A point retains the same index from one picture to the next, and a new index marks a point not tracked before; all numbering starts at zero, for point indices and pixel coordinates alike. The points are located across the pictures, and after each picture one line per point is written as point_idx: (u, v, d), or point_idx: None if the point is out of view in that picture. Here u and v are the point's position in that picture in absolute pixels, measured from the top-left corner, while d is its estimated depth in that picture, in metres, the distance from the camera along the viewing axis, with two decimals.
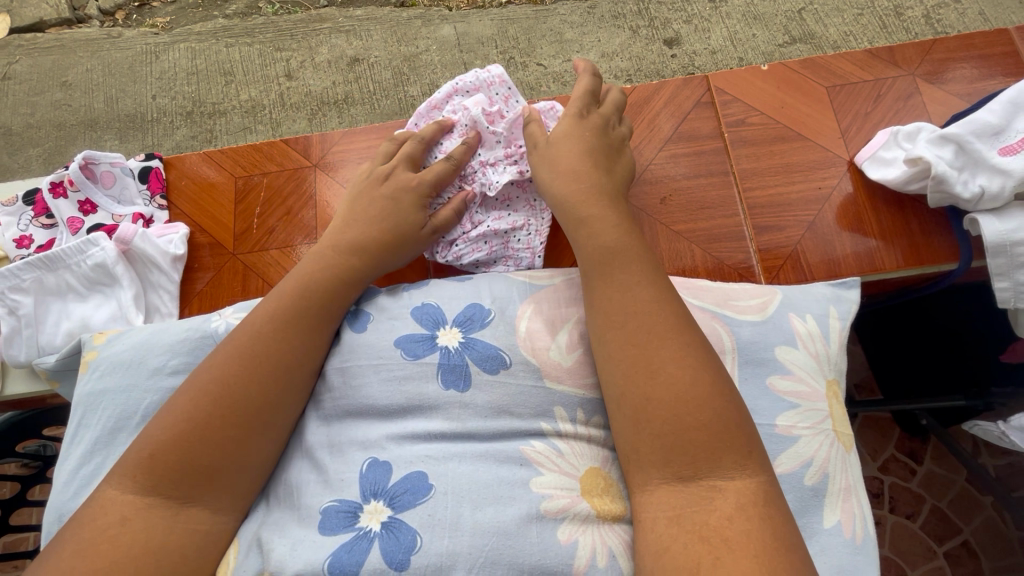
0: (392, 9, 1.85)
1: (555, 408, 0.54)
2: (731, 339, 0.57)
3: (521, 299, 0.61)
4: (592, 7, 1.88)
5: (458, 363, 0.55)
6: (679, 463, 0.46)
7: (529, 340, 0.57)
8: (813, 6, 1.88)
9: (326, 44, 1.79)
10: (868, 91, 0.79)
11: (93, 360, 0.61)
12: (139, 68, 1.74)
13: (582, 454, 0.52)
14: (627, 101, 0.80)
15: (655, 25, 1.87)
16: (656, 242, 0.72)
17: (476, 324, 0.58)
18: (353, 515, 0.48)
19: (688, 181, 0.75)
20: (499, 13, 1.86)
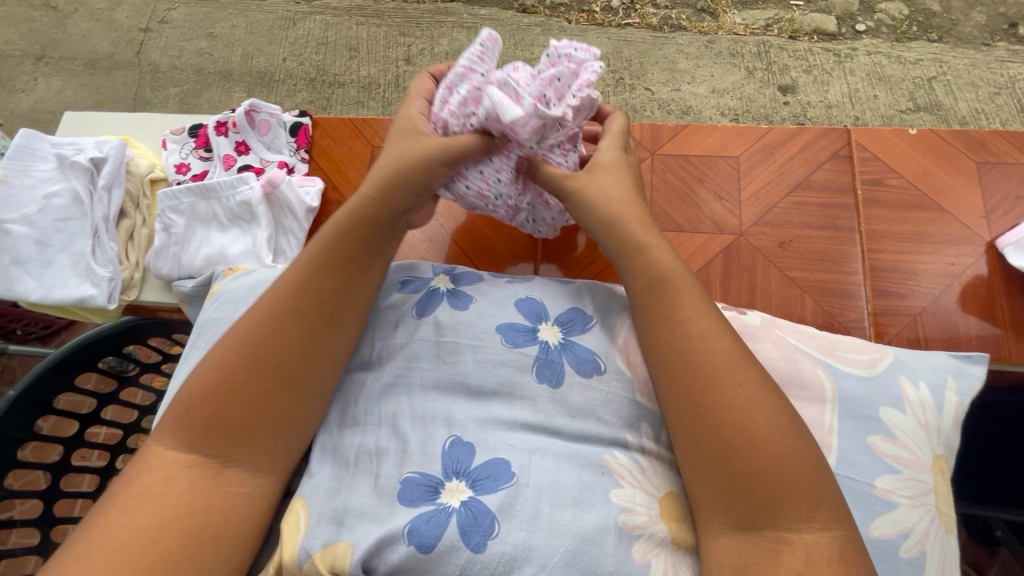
0: (515, 14, 1.92)
1: (640, 423, 0.55)
2: (834, 390, 0.56)
3: (622, 312, 0.62)
4: (710, 42, 1.88)
5: (555, 360, 0.57)
6: (737, 509, 0.46)
7: (626, 352, 0.58)
8: (945, 77, 1.81)
9: (447, 37, 1.88)
10: (1021, 175, 0.75)
11: (218, 292, 0.67)
12: (277, 32, 1.88)
13: (659, 474, 0.53)
14: (761, 140, 0.80)
15: (773, 69, 1.84)
16: (767, 285, 0.71)
17: (577, 326, 0.60)
18: (433, 490, 0.51)
19: (811, 231, 0.74)
20: (617, 33, 1.89)
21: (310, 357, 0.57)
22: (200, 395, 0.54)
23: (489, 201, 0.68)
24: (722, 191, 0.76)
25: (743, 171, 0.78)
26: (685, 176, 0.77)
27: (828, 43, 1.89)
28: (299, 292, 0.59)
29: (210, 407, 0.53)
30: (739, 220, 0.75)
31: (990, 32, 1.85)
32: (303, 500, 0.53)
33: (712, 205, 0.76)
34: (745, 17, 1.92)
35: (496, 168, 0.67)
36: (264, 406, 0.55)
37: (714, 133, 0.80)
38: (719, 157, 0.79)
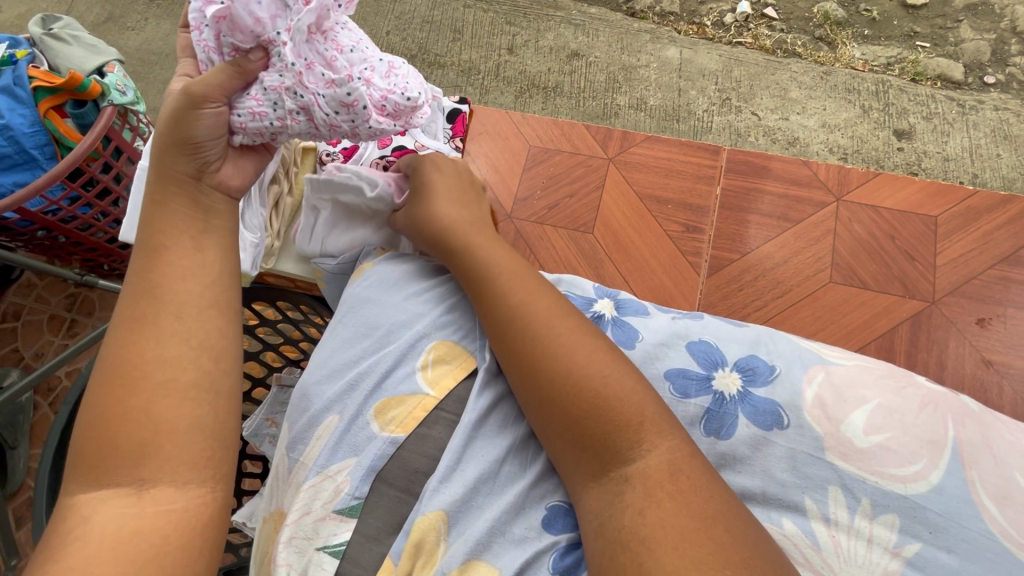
0: (623, 17, 1.87)
1: (832, 486, 0.55)
2: None
3: (813, 365, 0.61)
4: (826, 73, 1.79)
5: (729, 413, 0.59)
6: (591, 457, 0.52)
7: (815, 409, 0.58)
8: None
9: (553, 31, 1.83)
10: None
11: (369, 269, 0.73)
12: (384, 4, 1.87)
13: (843, 553, 0.53)
14: (963, 205, 0.90)
15: (890, 111, 1.74)
16: (960, 360, 0.81)
17: (759, 378, 0.60)
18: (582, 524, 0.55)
19: (1007, 308, 0.83)
20: (728, 51, 1.82)
21: (163, 365, 0.50)
22: (86, 434, 0.49)
23: (266, 118, 0.61)
24: (916, 253, 0.87)
25: (940, 234, 0.88)
26: (880, 233, 0.88)
27: (952, 92, 1.78)
28: (135, 297, 0.53)
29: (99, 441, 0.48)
30: (934, 288, 0.85)
31: None
32: (442, 514, 0.54)
33: (905, 266, 0.87)
34: (864, 52, 1.83)
35: (273, 89, 0.61)
36: (108, 422, 0.49)
37: (914, 190, 0.91)
38: (919, 216, 0.89)
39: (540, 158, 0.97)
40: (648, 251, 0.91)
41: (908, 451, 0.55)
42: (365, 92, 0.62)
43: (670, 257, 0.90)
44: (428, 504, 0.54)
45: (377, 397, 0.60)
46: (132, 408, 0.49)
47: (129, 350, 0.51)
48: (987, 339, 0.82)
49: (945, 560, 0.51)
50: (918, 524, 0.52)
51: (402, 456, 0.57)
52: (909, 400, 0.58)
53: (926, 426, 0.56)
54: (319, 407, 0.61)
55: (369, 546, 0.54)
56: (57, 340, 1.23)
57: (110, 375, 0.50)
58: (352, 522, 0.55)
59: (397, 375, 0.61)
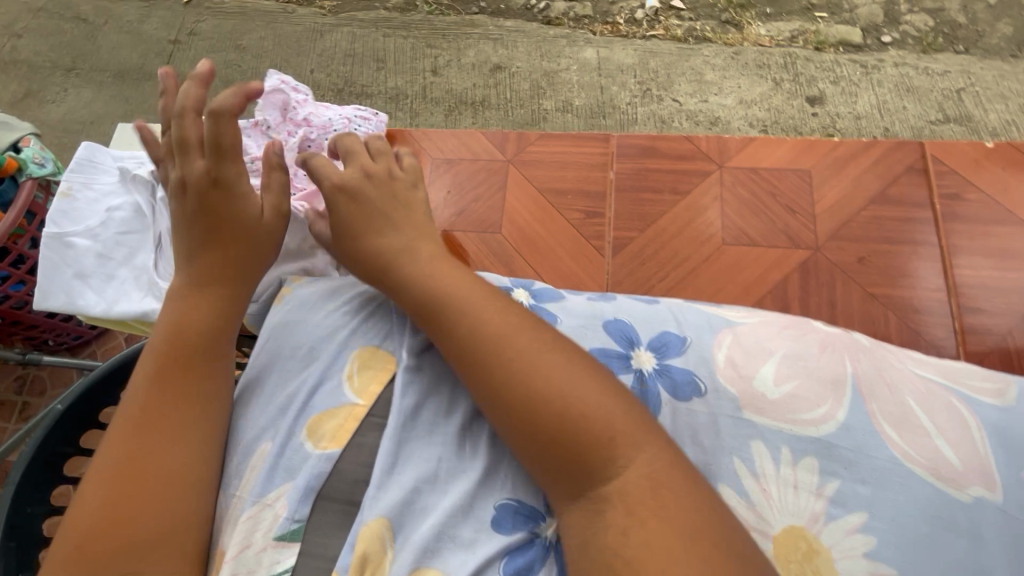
0: (539, 26, 1.93)
1: (754, 440, 0.57)
2: (975, 417, 0.56)
3: (721, 330, 0.64)
4: (736, 53, 1.88)
5: (649, 385, 0.61)
6: (564, 475, 0.53)
7: (728, 369, 0.61)
8: (974, 88, 1.81)
9: (473, 48, 1.89)
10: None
11: (288, 294, 0.72)
12: (304, 43, 1.90)
13: (775, 502, 0.55)
14: (833, 153, 0.96)
15: (800, 81, 1.83)
16: (850, 298, 0.86)
17: (672, 348, 0.63)
18: (532, 518, 0.56)
19: (885, 245, 0.89)
20: (642, 45, 1.90)
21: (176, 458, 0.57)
22: (91, 516, 0.53)
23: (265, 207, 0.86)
24: (795, 206, 0.93)
25: (815, 185, 0.94)
26: (760, 193, 0.94)
27: (855, 55, 1.89)
28: (156, 399, 0.59)
29: (105, 525, 0.53)
30: (815, 235, 0.91)
31: (1016, 45, 1.87)
32: (383, 521, 0.55)
33: (787, 219, 0.92)
34: (769, 29, 1.93)
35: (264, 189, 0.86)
36: (123, 505, 0.54)
37: (786, 147, 0.97)
38: (792, 171, 0.95)
39: (446, 167, 1.00)
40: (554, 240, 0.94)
41: (815, 395, 0.58)
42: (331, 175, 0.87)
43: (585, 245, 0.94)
44: (368, 513, 0.55)
45: (307, 416, 0.61)
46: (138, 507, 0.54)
47: (145, 451, 0.56)
48: (871, 276, 0.87)
49: (860, 491, 0.54)
50: (836, 463, 0.55)
51: (342, 470, 0.59)
52: (809, 347, 0.61)
53: (827, 366, 0.60)
54: (252, 437, 0.61)
55: (316, 564, 0.55)
56: (10, 425, 1.20)
57: (125, 471, 0.55)
58: (297, 546, 0.55)
59: (325, 389, 0.63)
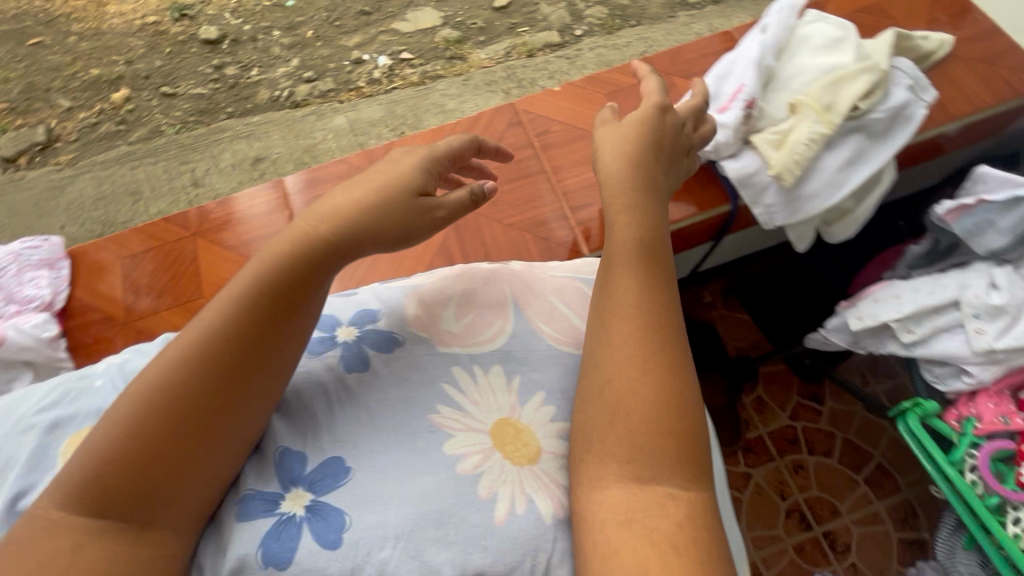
0: (287, 110, 2.04)
1: (454, 366, 0.69)
2: (593, 289, 0.78)
3: (407, 293, 0.76)
4: (466, 80, 2.13)
5: (355, 351, 0.70)
6: (647, 462, 0.57)
7: (417, 319, 0.73)
8: (654, 47, 2.22)
9: (228, 150, 1.93)
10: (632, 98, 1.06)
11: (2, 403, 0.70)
12: (45, 204, 1.80)
13: (484, 407, 0.66)
14: (452, 132, 1.06)
15: (525, 84, 2.12)
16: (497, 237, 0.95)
17: (368, 320, 0.73)
18: (276, 503, 0.59)
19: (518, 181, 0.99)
20: (385, 98, 2.08)
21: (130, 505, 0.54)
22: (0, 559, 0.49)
23: None
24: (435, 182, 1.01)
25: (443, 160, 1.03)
26: None
27: (560, 52, 2.23)
28: (202, 411, 0.56)
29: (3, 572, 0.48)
30: None
31: (671, 7, 2.34)
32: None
33: None
34: (488, 52, 2.21)
35: None
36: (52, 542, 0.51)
37: None
38: None
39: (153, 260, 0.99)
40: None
41: (485, 318, 0.73)
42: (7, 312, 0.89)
43: None
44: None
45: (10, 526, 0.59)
46: (162, 471, 0.54)
47: (194, 406, 0.56)
48: (505, 210, 0.97)
49: (536, 376, 0.69)
50: (515, 361, 0.70)
51: None
52: (475, 281, 0.77)
53: (491, 291, 0.76)
54: None
55: None
56: None
57: (157, 432, 0.54)
58: None
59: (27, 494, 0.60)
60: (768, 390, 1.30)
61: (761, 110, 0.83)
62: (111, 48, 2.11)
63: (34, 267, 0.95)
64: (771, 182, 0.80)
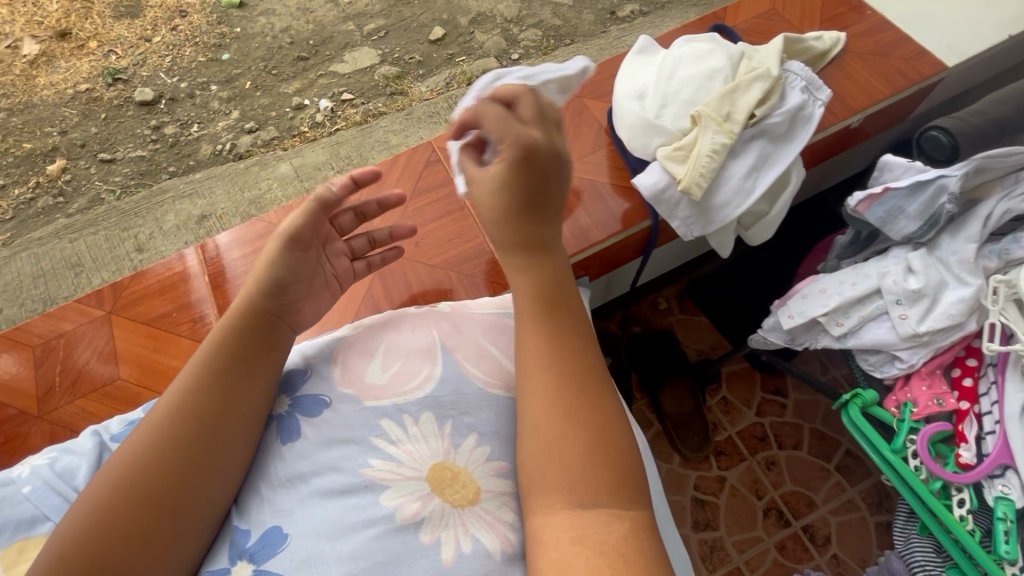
0: (230, 163, 2.02)
1: (383, 419, 0.66)
2: None
3: (331, 347, 0.74)
4: (408, 114, 2.14)
5: (288, 419, 0.68)
6: (598, 485, 0.57)
7: (345, 375, 0.70)
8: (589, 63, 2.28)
9: (172, 211, 1.89)
10: (550, 117, 1.00)
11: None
12: None
13: (417, 455, 0.64)
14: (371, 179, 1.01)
15: (467, 113, 2.15)
16: (420, 278, 0.92)
17: (297, 381, 0.71)
18: None
19: (440, 221, 0.97)
20: (329, 140, 2.08)
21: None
22: None
23: None
24: None
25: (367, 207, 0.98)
26: None
27: None
28: (169, 485, 0.57)
29: None
30: None
31: (602, 23, 2.39)
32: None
33: None
34: (428, 84, 2.22)
35: None
36: None
37: None
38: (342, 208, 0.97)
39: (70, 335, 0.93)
40: (164, 359, 0.91)
41: (412, 365, 0.70)
42: None
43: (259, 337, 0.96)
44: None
45: None
46: (143, 544, 0.54)
47: (162, 479, 0.57)
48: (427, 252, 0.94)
49: (467, 419, 0.67)
50: (445, 407, 0.67)
51: None
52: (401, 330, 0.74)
53: (418, 338, 0.73)
54: None
55: None
56: None
57: (130, 510, 0.55)
58: None
59: None
60: (733, 389, 1.30)
61: (656, 126, 0.81)
62: (43, 120, 2.05)
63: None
64: (682, 197, 0.79)
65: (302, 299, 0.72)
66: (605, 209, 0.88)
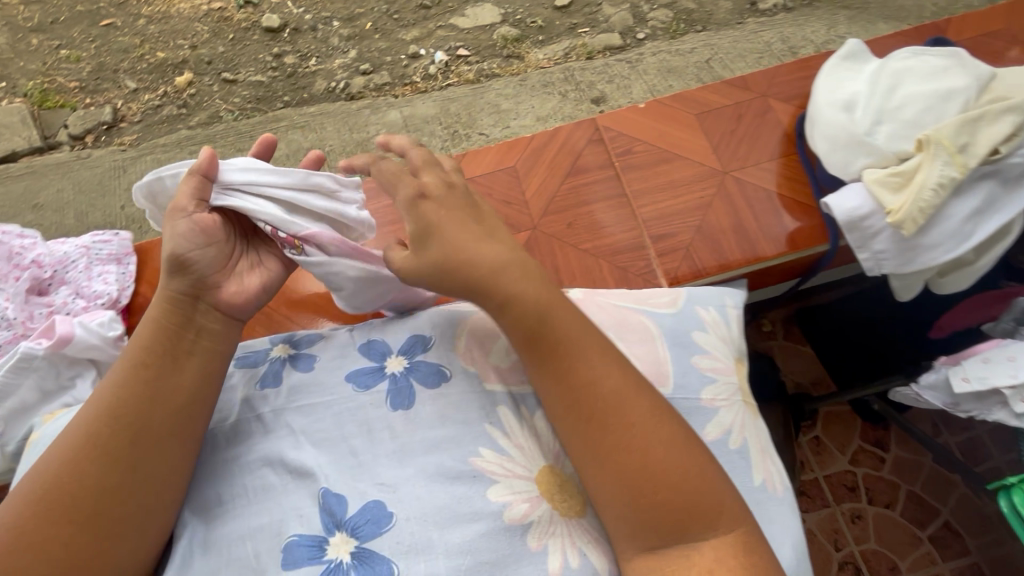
0: (342, 103, 2.02)
1: (499, 405, 0.65)
2: (655, 326, 0.70)
3: (455, 318, 0.73)
4: (523, 80, 2.06)
5: (403, 385, 0.67)
6: (649, 523, 0.55)
7: (466, 352, 0.69)
8: (716, 55, 2.07)
9: (284, 141, 1.93)
10: (730, 114, 1.05)
11: (36, 439, 0.67)
12: (108, 183, 1.80)
13: (529, 452, 0.63)
14: (528, 148, 1.04)
15: (581, 87, 2.02)
16: (566, 258, 0.92)
17: (418, 348, 0.70)
18: (318, 547, 0.57)
19: (592, 205, 0.97)
20: (440, 95, 2.04)
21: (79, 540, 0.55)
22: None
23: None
24: (507, 197, 0.98)
25: (520, 175, 1.01)
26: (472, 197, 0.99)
27: (620, 55, 2.13)
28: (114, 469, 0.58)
29: None
30: (529, 217, 0.96)
31: (739, 13, 2.20)
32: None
33: (504, 211, 0.97)
34: (546, 52, 2.14)
35: None
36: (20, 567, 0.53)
37: (488, 155, 1.03)
38: (499, 170, 1.01)
39: None
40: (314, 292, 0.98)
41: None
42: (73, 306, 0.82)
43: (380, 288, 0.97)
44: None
45: None
46: (79, 552, 0.55)
47: (69, 493, 0.57)
48: (579, 235, 0.94)
49: None
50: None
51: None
52: None
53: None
54: None
55: None
56: None
57: (47, 529, 0.55)
58: None
59: None
60: (829, 432, 1.21)
61: (863, 144, 0.85)
62: (177, 31, 2.09)
63: (102, 263, 0.91)
64: (885, 228, 0.80)
65: (214, 270, 0.70)
66: (774, 224, 0.93)
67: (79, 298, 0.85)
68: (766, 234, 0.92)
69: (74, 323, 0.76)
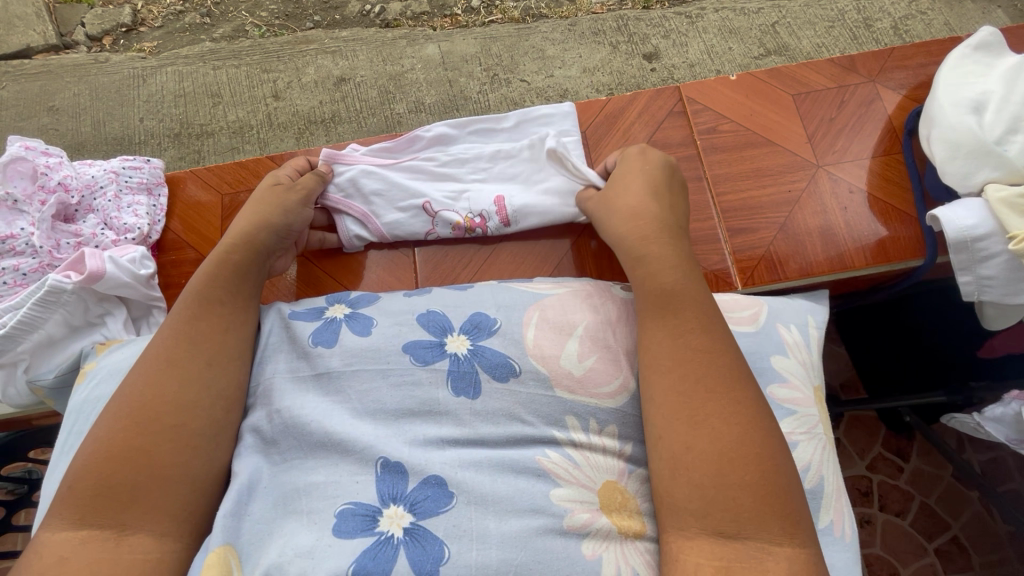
0: (378, 29, 1.77)
1: (568, 415, 0.61)
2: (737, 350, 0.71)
3: (529, 307, 0.69)
4: (572, 25, 1.78)
5: (468, 370, 0.62)
6: (739, 517, 0.51)
7: (539, 348, 0.64)
8: (786, 19, 1.79)
9: (312, 64, 1.73)
10: (833, 98, 0.98)
11: (93, 369, 0.69)
12: (126, 92, 1.69)
13: (594, 464, 0.59)
14: (602, 113, 0.98)
15: (634, 40, 1.76)
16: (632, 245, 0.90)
17: (484, 331, 0.66)
18: (371, 518, 0.54)
19: None
20: (482, 31, 1.77)
21: (170, 448, 0.56)
22: (85, 471, 0.54)
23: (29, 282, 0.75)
24: None
25: (594, 142, 0.97)
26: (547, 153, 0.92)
27: (680, 7, 1.81)
28: (181, 368, 0.60)
29: (97, 483, 0.53)
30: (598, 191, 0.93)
31: None
32: (230, 547, 0.53)
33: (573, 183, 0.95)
34: None
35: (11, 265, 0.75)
36: (126, 472, 0.54)
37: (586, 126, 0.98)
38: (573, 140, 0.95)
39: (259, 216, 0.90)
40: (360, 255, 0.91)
41: (611, 364, 0.64)
42: (107, 239, 0.80)
43: (420, 262, 0.90)
44: (213, 541, 0.53)
45: None
46: (158, 467, 0.55)
47: (142, 409, 0.57)
48: None
49: None
50: (630, 424, 0.62)
51: None
52: (608, 313, 0.68)
53: (622, 333, 0.67)
54: None
55: None
56: None
57: (134, 441, 0.55)
58: None
59: None
60: (848, 435, 1.18)
61: (992, 154, 0.75)
62: None
63: (132, 192, 0.86)
64: (1002, 252, 0.73)
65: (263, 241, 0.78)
66: (867, 231, 0.88)
67: (109, 230, 0.81)
68: (855, 239, 0.88)
69: (104, 258, 0.73)
